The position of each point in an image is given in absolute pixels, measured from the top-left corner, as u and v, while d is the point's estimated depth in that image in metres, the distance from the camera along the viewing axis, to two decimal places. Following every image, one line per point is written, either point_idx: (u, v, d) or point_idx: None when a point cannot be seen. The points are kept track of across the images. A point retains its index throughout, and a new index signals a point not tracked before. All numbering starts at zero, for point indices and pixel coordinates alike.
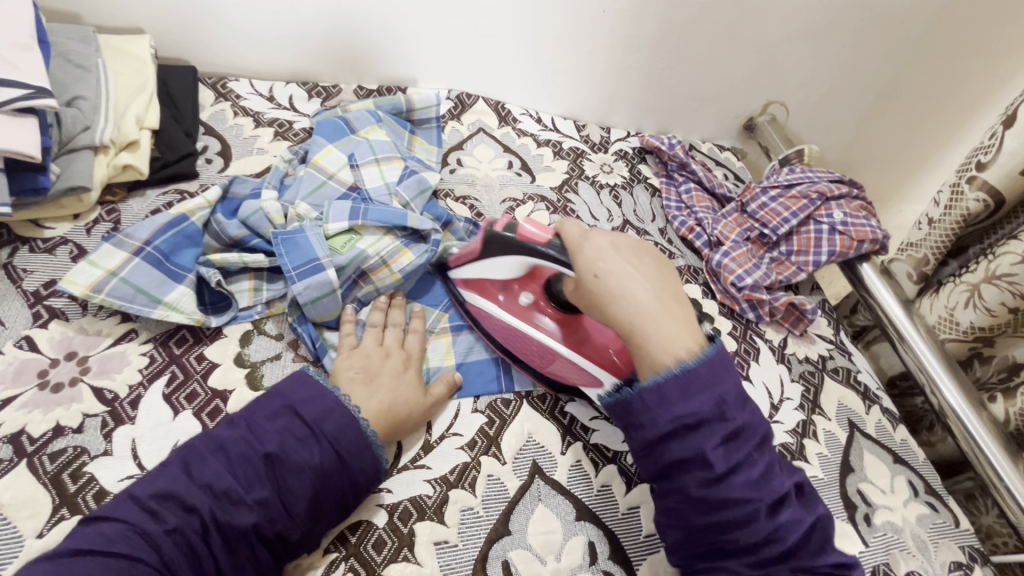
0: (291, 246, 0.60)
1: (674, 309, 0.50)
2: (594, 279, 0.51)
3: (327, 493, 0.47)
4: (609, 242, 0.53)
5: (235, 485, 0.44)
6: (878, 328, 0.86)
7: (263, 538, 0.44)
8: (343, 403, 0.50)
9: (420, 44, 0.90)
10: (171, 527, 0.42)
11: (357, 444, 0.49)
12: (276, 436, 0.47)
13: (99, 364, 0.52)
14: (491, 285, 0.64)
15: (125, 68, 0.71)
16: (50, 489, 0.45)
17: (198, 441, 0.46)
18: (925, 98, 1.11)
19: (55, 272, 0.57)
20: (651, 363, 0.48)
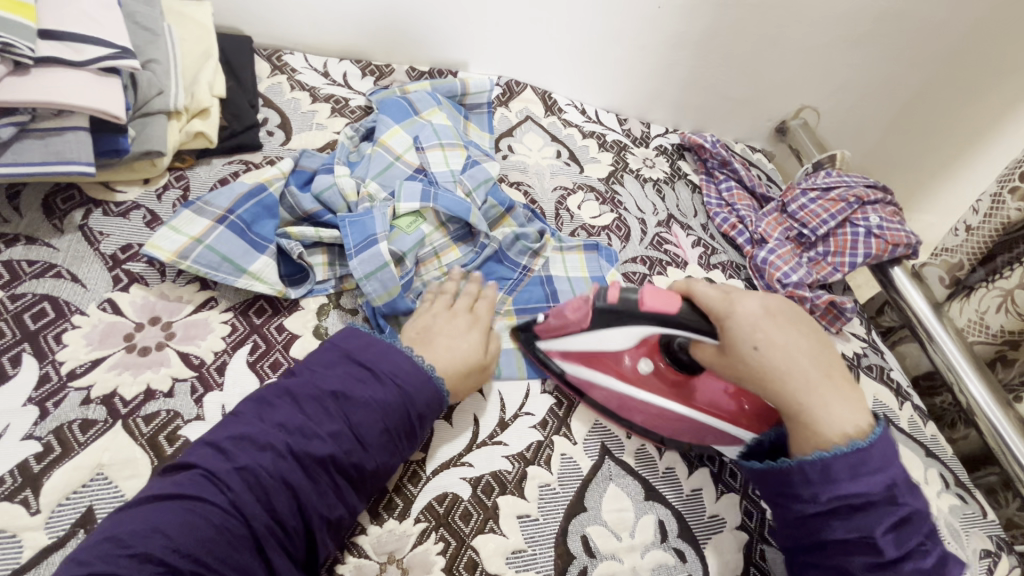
0: (360, 227, 0.59)
1: (836, 383, 0.49)
2: (754, 352, 0.50)
3: (396, 425, 0.47)
4: (764, 309, 0.51)
5: (307, 421, 0.44)
6: (906, 328, 0.90)
7: (340, 468, 0.44)
8: (394, 346, 0.51)
9: (475, 28, 0.90)
10: (240, 463, 0.41)
11: (416, 376, 0.49)
12: (339, 378, 0.47)
13: (184, 330, 0.52)
14: (606, 357, 0.61)
15: (189, 33, 0.70)
16: (147, 450, 0.45)
17: (263, 391, 0.47)
18: (955, 114, 1.14)
19: (131, 236, 0.57)
20: (818, 440, 0.47)
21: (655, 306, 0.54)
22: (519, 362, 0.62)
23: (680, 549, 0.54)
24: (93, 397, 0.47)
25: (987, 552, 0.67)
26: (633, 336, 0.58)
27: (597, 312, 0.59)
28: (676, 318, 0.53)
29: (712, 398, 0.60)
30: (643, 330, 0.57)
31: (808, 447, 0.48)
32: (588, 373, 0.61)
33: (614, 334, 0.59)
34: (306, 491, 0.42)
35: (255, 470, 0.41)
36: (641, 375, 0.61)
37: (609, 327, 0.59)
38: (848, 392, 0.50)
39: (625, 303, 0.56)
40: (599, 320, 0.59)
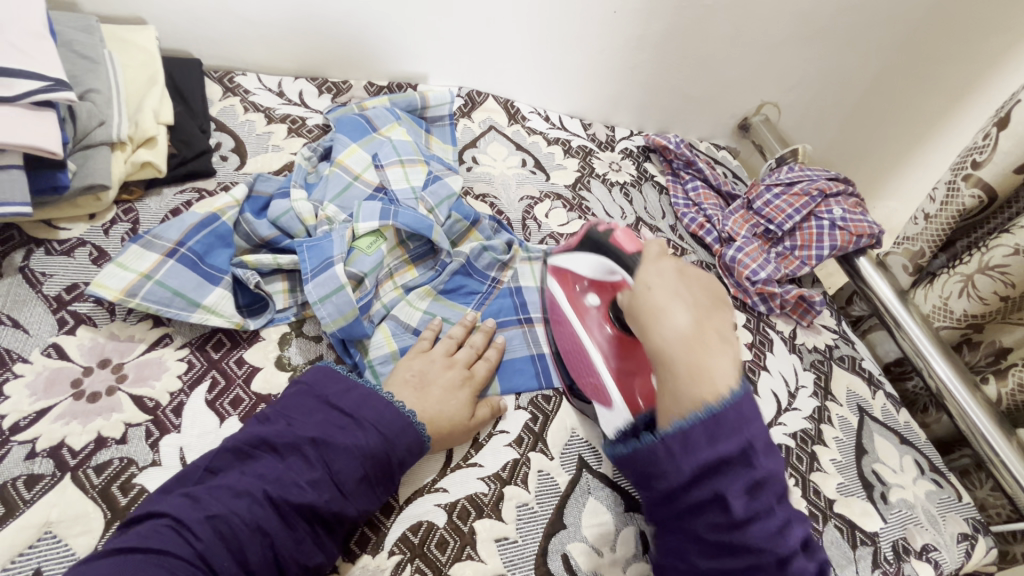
0: (318, 251, 0.58)
1: (705, 347, 0.48)
2: (643, 289, 0.55)
3: (376, 473, 0.46)
4: (676, 270, 0.56)
5: (287, 471, 0.43)
6: (875, 317, 0.91)
7: (320, 517, 0.43)
8: (375, 391, 0.50)
9: (433, 41, 0.89)
10: (211, 511, 0.40)
11: (398, 423, 0.48)
12: (316, 425, 0.46)
13: (136, 371, 0.50)
14: (572, 277, 0.67)
15: (132, 59, 0.67)
16: (100, 503, 0.43)
17: (236, 440, 0.45)
18: (911, 103, 1.17)
19: (76, 275, 0.54)
20: (684, 403, 0.46)
21: (620, 240, 0.62)
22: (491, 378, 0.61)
23: None
24: (39, 450, 0.44)
25: (964, 535, 0.68)
26: (599, 266, 0.64)
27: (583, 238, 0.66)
28: (627, 255, 0.61)
29: (635, 373, 0.61)
30: (609, 264, 0.62)
31: (682, 408, 0.46)
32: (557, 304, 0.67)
33: (581, 257, 0.65)
34: (283, 541, 0.41)
35: (228, 517, 0.40)
36: (588, 309, 0.66)
37: (581, 250, 0.65)
38: (720, 360, 0.48)
39: (603, 236, 0.64)
40: (581, 247, 0.66)
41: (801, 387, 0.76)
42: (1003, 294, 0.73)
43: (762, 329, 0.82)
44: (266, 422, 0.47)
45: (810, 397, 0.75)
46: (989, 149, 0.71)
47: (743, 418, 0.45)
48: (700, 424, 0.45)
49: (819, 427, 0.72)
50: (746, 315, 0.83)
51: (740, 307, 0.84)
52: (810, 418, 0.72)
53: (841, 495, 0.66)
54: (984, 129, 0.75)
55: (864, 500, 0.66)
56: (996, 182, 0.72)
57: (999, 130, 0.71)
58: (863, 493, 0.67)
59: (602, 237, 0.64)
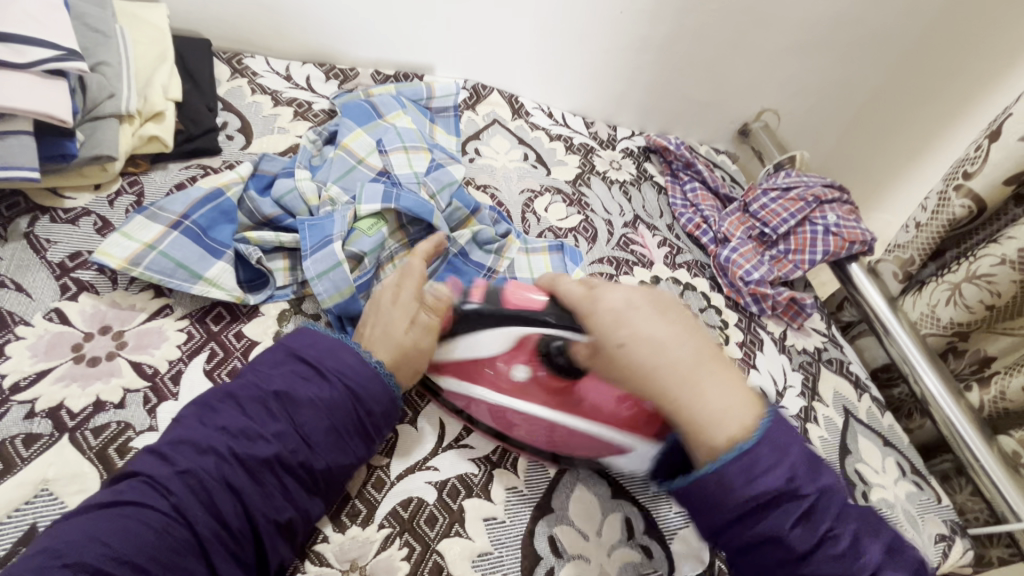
0: (319, 229, 0.58)
1: (710, 370, 0.46)
2: (619, 347, 0.46)
3: (345, 424, 0.47)
4: (626, 301, 0.48)
5: (250, 422, 0.44)
6: (864, 322, 0.93)
7: (288, 467, 0.44)
8: (341, 341, 0.51)
9: (441, 34, 0.90)
10: (181, 468, 0.41)
11: (363, 373, 0.49)
12: (283, 377, 0.47)
13: (137, 339, 0.51)
14: (477, 362, 0.55)
15: (142, 36, 0.68)
16: (96, 463, 0.43)
17: (206, 395, 0.46)
18: (907, 116, 1.18)
19: (80, 243, 0.55)
20: (706, 448, 0.43)
21: (508, 295, 0.55)
22: None
23: (647, 545, 0.55)
24: (38, 411, 0.45)
25: (942, 536, 0.69)
26: (500, 337, 0.54)
27: (462, 316, 0.56)
28: (542, 317, 0.53)
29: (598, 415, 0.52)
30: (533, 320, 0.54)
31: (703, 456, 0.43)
32: (467, 373, 0.56)
33: (478, 338, 0.55)
34: (252, 495, 0.42)
35: (199, 475, 0.41)
36: (517, 383, 0.54)
37: (474, 330, 0.55)
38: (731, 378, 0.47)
39: (496, 299, 0.55)
40: (473, 326, 0.55)
41: (789, 387, 0.77)
42: (989, 303, 0.75)
43: (754, 329, 0.83)
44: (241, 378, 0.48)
45: (797, 397, 0.76)
46: (981, 161, 0.73)
47: (778, 446, 0.42)
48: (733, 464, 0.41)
49: (805, 426, 0.73)
50: (738, 315, 0.84)
51: (733, 306, 0.85)
52: (796, 417, 0.74)
53: None
54: (976, 142, 0.76)
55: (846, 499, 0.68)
56: (985, 194, 0.73)
57: (990, 142, 0.72)
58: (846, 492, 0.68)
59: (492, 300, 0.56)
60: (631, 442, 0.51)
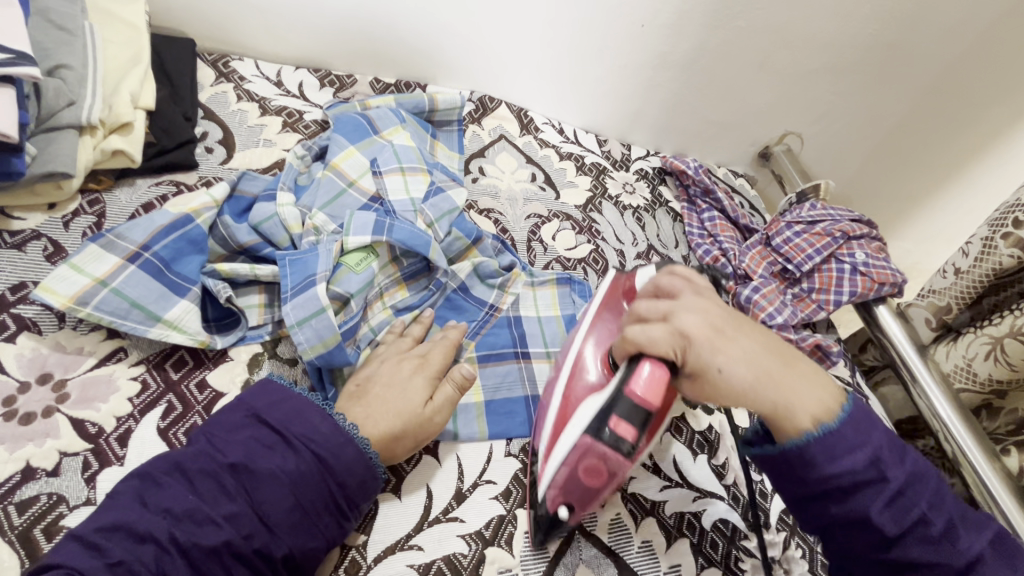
0: (302, 266, 0.52)
1: (794, 365, 0.44)
2: (719, 373, 0.42)
3: (312, 501, 0.40)
4: (712, 326, 0.43)
5: (200, 504, 0.37)
6: (890, 369, 0.87)
7: (240, 557, 0.37)
8: (311, 400, 0.44)
9: (448, 42, 0.84)
10: (112, 559, 0.34)
11: (334, 441, 0.42)
12: (241, 445, 0.40)
13: (81, 390, 0.44)
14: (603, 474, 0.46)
15: (115, 35, 0.61)
16: (18, 549, 0.37)
17: (149, 464, 0.39)
18: (936, 147, 1.08)
19: (25, 273, 0.48)
20: (789, 425, 0.41)
21: (644, 394, 0.44)
22: (479, 418, 0.56)
23: None
24: None
25: None
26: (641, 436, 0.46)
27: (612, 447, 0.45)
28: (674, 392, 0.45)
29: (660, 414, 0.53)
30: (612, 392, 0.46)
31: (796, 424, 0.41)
32: (587, 486, 0.46)
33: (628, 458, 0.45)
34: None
35: (131, 566, 0.34)
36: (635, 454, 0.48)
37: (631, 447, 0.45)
38: (810, 371, 0.45)
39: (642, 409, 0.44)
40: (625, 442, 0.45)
41: None
42: None
43: None
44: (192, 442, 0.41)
45: None
46: None
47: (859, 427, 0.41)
48: (821, 445, 0.40)
49: None
50: None
51: None
52: None
53: None
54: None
55: None
56: None
57: None
58: None
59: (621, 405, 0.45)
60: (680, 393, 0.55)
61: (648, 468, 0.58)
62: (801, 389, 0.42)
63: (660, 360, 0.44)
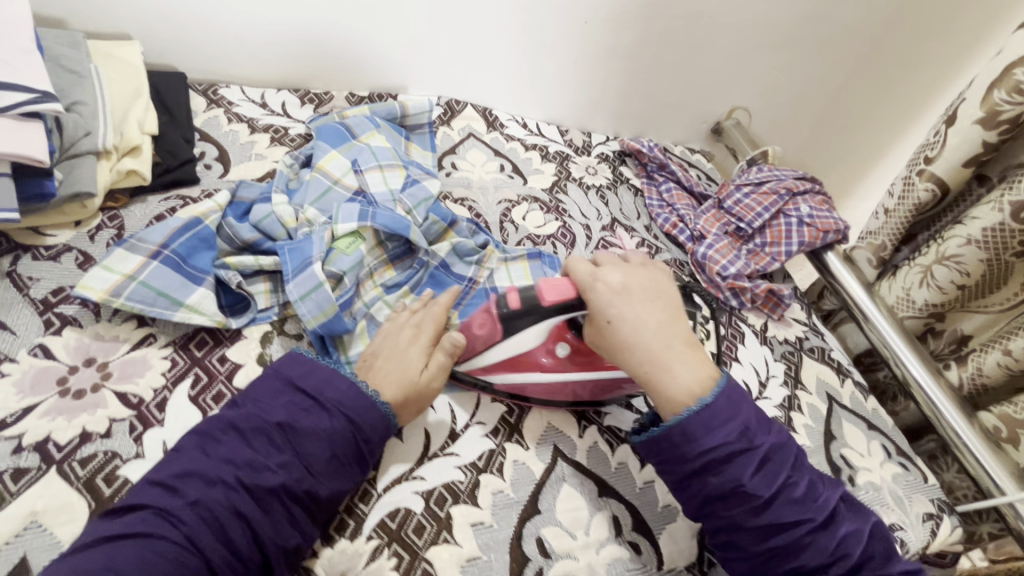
0: (299, 252, 0.60)
1: (685, 351, 0.55)
2: (608, 324, 0.56)
3: (345, 452, 0.48)
4: (621, 287, 0.58)
5: (256, 454, 0.45)
6: (844, 310, 0.95)
7: (294, 497, 0.45)
8: (338, 371, 0.51)
9: (412, 54, 0.93)
10: (193, 499, 0.42)
11: (362, 403, 0.50)
12: (284, 408, 0.48)
13: (121, 369, 0.52)
14: (531, 357, 0.61)
15: (117, 73, 0.70)
16: (85, 494, 0.44)
17: (206, 425, 0.47)
18: (872, 107, 1.21)
19: (63, 279, 0.56)
20: (670, 403, 0.53)
21: (544, 290, 0.57)
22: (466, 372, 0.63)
23: (634, 541, 0.56)
24: (25, 445, 0.46)
25: (929, 514, 0.70)
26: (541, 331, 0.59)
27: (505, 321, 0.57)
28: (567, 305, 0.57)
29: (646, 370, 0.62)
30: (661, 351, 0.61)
31: (676, 403, 0.52)
32: (475, 338, 0.59)
33: (524, 335, 0.58)
34: (261, 523, 0.43)
35: (210, 504, 0.42)
36: (558, 360, 0.62)
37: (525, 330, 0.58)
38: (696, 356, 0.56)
39: (526, 299, 0.57)
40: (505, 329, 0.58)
41: (771, 376, 0.78)
42: (960, 283, 0.77)
43: (734, 323, 0.84)
44: (237, 407, 0.49)
45: (780, 387, 0.77)
46: (939, 146, 0.75)
47: (730, 400, 0.52)
48: (698, 419, 0.50)
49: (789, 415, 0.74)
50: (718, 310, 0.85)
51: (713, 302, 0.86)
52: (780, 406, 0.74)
53: None
54: (936, 127, 0.78)
55: None
56: (948, 177, 0.75)
57: (948, 127, 0.74)
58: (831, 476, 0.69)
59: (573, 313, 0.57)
60: None
61: (620, 405, 0.66)
62: (733, 456, 0.49)
63: (574, 283, 0.58)
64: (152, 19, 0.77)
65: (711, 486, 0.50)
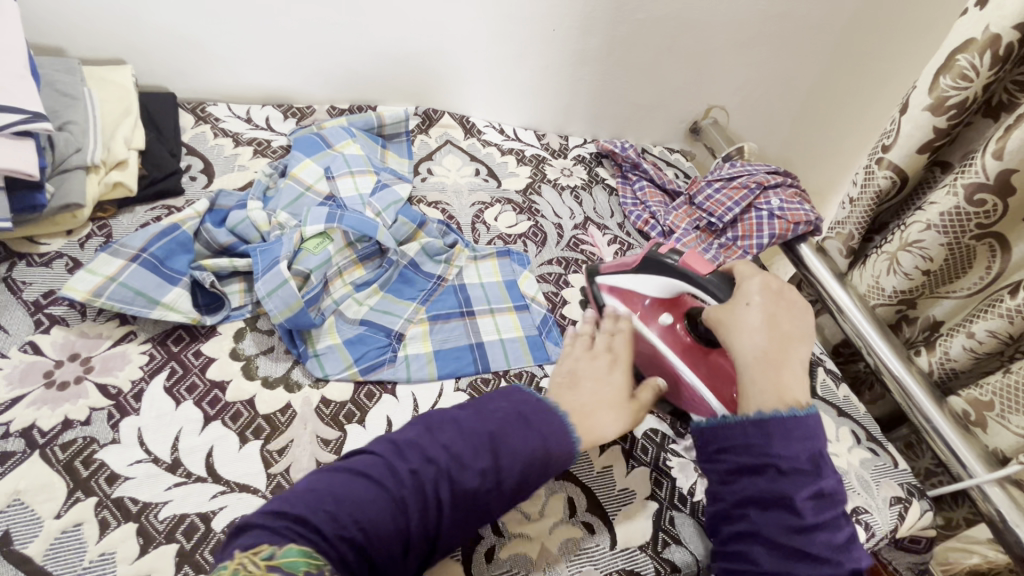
0: (270, 253, 0.64)
1: (785, 361, 0.50)
2: (745, 307, 0.54)
3: (536, 474, 0.46)
4: (768, 285, 0.55)
5: (465, 452, 0.44)
6: (819, 301, 0.95)
7: (480, 504, 0.43)
8: (526, 395, 0.51)
9: (388, 67, 0.97)
10: (413, 466, 0.42)
11: (557, 431, 0.49)
12: (492, 419, 0.47)
13: (102, 363, 0.56)
14: (640, 301, 0.70)
15: (109, 94, 0.75)
16: (64, 475, 0.48)
17: (433, 418, 0.48)
18: (844, 103, 1.21)
19: (53, 283, 0.61)
20: (761, 399, 0.48)
21: (693, 262, 0.63)
22: (429, 363, 0.66)
23: (588, 522, 0.58)
24: (12, 432, 0.50)
25: (897, 498, 0.70)
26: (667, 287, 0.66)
27: (646, 260, 0.68)
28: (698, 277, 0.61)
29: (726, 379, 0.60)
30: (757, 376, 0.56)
31: (766, 402, 0.48)
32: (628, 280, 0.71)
33: (648, 280, 0.67)
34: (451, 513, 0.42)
35: (422, 475, 0.42)
36: (665, 329, 0.67)
37: (646, 272, 0.68)
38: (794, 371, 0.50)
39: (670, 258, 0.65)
40: (643, 269, 0.68)
41: None
42: (925, 269, 0.77)
43: None
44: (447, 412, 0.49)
45: None
46: (894, 135, 0.76)
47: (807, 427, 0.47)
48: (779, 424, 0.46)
49: None
50: None
51: None
52: None
53: None
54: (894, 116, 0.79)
55: None
56: (905, 164, 0.76)
57: (902, 115, 0.75)
58: None
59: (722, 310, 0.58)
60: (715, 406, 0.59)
61: None
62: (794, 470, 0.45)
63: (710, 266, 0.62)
64: (142, 43, 0.83)
65: (756, 487, 0.45)
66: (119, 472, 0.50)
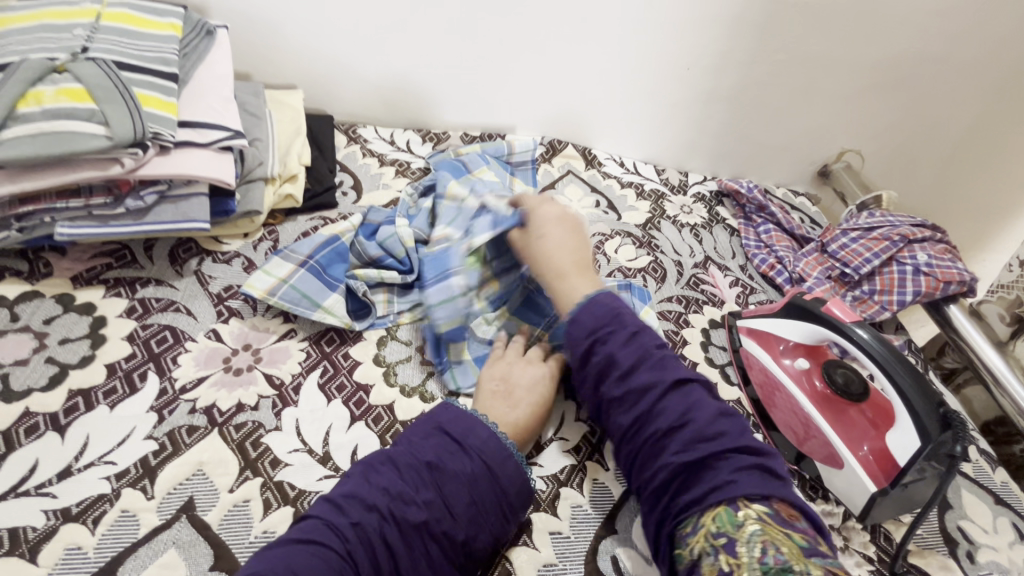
0: (437, 266, 0.68)
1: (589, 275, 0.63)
2: (543, 236, 0.65)
3: (483, 498, 0.50)
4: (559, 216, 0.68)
5: (406, 488, 0.48)
6: (968, 370, 0.87)
7: (433, 536, 0.47)
8: (466, 413, 0.55)
9: (520, 99, 1.02)
10: (353, 519, 0.46)
11: (499, 454, 0.52)
12: (432, 449, 0.51)
13: (269, 355, 0.63)
14: (777, 344, 0.71)
15: (284, 116, 0.85)
16: (237, 453, 0.54)
17: (369, 457, 0.51)
18: (1000, 151, 1.15)
19: (233, 279, 0.69)
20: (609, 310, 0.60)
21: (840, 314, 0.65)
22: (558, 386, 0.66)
23: None
24: (198, 408, 0.56)
25: None
26: (811, 336, 0.68)
27: (789, 304, 0.71)
28: (852, 329, 0.63)
29: (857, 436, 0.62)
30: (913, 449, 0.56)
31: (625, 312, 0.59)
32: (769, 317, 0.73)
33: (790, 324, 0.69)
34: (401, 556, 0.46)
35: (365, 527, 0.45)
36: (797, 373, 0.69)
37: (787, 317, 0.70)
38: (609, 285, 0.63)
39: (815, 304, 0.68)
40: (784, 314, 0.71)
41: None
42: None
43: None
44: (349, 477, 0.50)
45: None
46: None
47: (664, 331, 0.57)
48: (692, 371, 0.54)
49: None
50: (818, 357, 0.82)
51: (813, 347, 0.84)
52: None
53: (918, 547, 0.62)
54: None
55: (946, 556, 0.62)
56: None
57: None
58: (946, 549, 0.62)
59: (913, 396, 0.57)
60: (851, 462, 0.61)
61: None
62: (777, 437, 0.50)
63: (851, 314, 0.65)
64: (313, 71, 0.94)
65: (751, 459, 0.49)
66: (281, 457, 0.55)
